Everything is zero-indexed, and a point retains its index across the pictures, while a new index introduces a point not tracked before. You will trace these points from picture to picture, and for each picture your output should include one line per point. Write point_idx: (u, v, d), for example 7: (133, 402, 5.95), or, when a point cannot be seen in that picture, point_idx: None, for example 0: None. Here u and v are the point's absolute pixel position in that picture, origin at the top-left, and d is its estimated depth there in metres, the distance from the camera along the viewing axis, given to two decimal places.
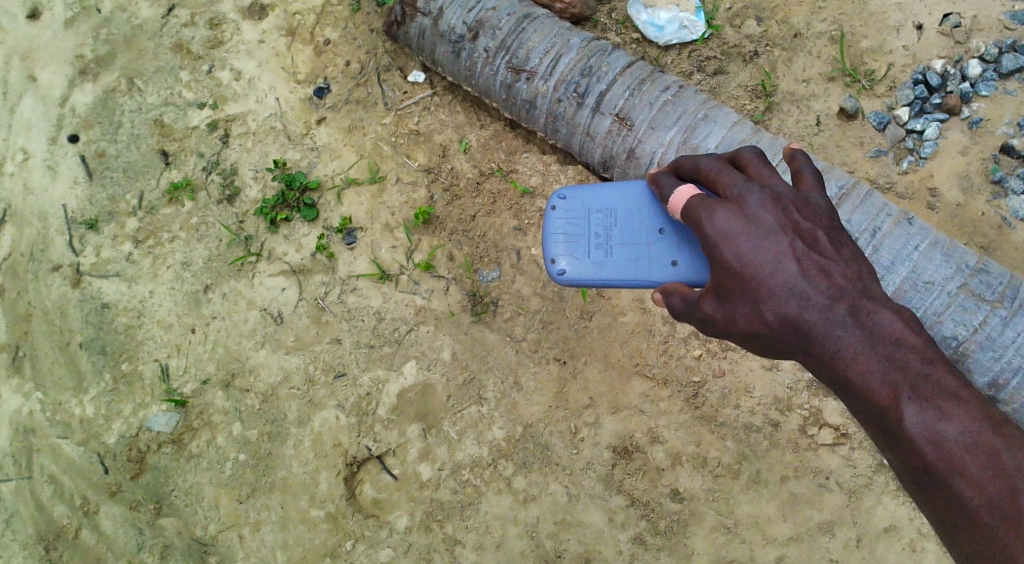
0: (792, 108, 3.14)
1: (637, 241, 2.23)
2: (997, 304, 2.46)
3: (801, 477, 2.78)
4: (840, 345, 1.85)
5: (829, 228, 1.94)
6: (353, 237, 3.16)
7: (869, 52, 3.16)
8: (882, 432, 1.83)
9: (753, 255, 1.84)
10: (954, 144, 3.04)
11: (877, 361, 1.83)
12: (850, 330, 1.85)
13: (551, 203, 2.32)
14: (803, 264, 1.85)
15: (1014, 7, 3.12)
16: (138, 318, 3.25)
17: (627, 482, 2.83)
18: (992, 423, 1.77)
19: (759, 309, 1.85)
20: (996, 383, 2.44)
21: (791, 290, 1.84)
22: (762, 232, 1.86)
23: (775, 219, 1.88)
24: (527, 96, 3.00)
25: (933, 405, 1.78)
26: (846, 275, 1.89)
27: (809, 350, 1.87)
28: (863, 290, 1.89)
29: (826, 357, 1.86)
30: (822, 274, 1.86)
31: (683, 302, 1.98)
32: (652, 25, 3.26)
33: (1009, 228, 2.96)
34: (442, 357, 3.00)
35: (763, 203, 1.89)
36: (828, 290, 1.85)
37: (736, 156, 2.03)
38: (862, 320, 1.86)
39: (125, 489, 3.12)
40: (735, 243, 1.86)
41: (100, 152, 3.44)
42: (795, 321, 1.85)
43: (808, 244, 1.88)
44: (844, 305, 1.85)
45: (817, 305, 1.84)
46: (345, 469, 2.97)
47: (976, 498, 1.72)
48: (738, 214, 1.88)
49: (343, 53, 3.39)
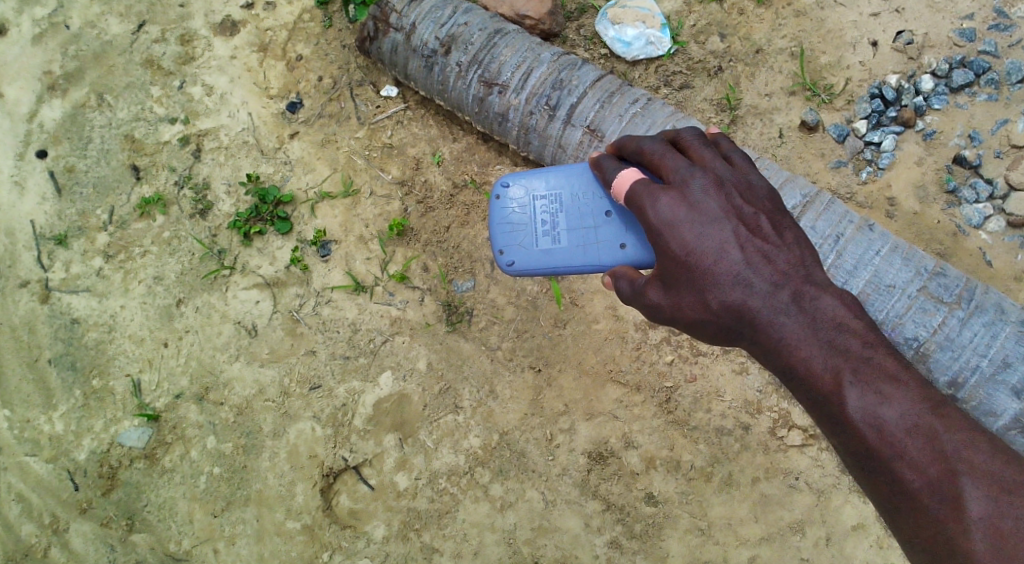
0: (756, 121, 3.25)
1: (584, 226, 2.27)
2: (954, 306, 2.56)
3: (771, 478, 2.85)
4: (782, 333, 1.91)
5: (771, 211, 2.01)
6: (328, 249, 3.18)
7: (828, 67, 3.28)
8: (826, 417, 1.89)
9: (697, 244, 1.91)
10: (910, 155, 3.16)
11: (820, 346, 1.90)
12: (793, 317, 1.91)
13: (496, 193, 2.34)
14: (746, 251, 1.92)
15: (962, 25, 3.26)
16: (109, 332, 3.23)
17: (603, 487, 2.87)
18: (933, 406, 1.82)
19: (703, 297, 1.92)
20: (955, 382, 2.53)
21: (735, 277, 1.91)
22: (705, 219, 1.93)
23: (717, 206, 1.94)
24: (500, 109, 3.06)
25: (875, 389, 1.83)
26: (789, 261, 1.95)
27: (754, 338, 1.95)
28: (816, 284, 1.95)
29: (772, 344, 1.93)
30: (765, 261, 1.93)
31: (631, 287, 2.05)
32: (619, 41, 3.36)
33: (963, 235, 3.08)
34: (418, 367, 3.02)
35: (705, 189, 1.96)
36: (772, 277, 1.92)
37: (678, 137, 2.09)
38: (805, 306, 1.93)
39: (95, 506, 3.08)
40: (678, 231, 1.92)
41: (69, 167, 3.42)
42: (740, 310, 1.92)
43: (751, 230, 1.95)
44: (786, 291, 1.92)
45: (760, 292, 1.91)
46: (322, 480, 2.97)
47: (917, 481, 1.77)
48: (681, 201, 1.94)
49: (316, 69, 3.43)
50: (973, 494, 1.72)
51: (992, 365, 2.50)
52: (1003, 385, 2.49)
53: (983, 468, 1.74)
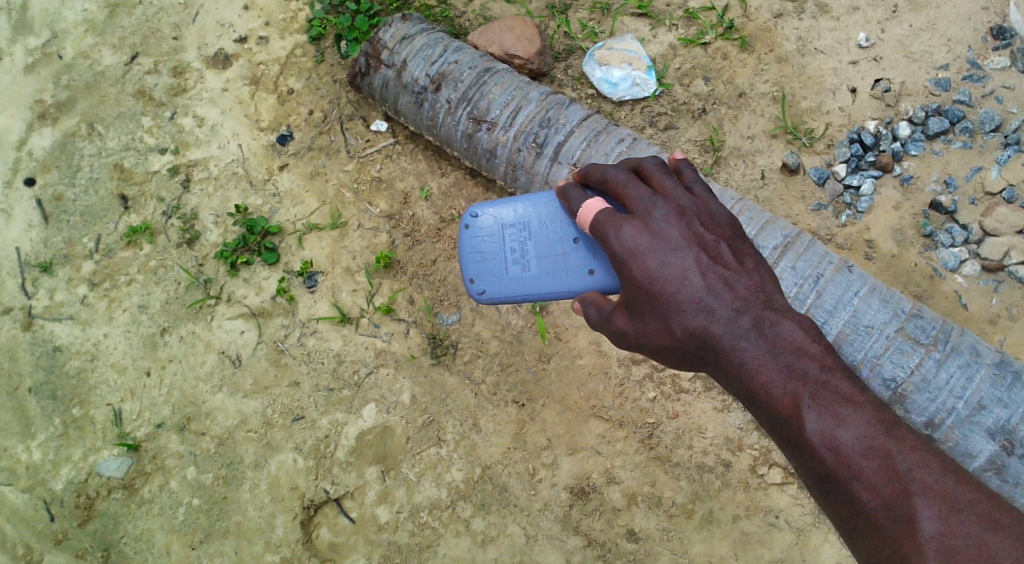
0: (738, 162, 3.32)
1: (552, 253, 2.28)
2: (931, 348, 2.60)
3: (752, 516, 2.83)
4: (744, 358, 1.94)
5: (732, 238, 2.04)
6: (314, 280, 3.19)
7: (808, 112, 3.37)
8: (786, 440, 1.91)
9: (660, 271, 1.95)
10: (888, 199, 3.24)
11: (778, 371, 1.92)
12: (753, 342, 1.95)
13: (466, 222, 2.36)
14: (708, 278, 1.96)
15: (938, 75, 3.36)
16: (91, 360, 3.21)
17: (584, 522, 2.87)
18: (887, 428, 1.85)
19: (667, 323, 1.96)
20: (931, 423, 2.57)
21: (697, 304, 1.94)
22: (667, 247, 1.96)
23: (679, 234, 1.98)
24: (488, 146, 3.11)
25: (832, 411, 1.86)
26: (749, 287, 1.98)
27: (717, 363, 1.97)
28: (776, 308, 1.99)
29: (734, 370, 1.96)
30: (726, 288, 1.96)
31: (598, 313, 2.09)
32: (606, 81, 3.44)
33: (939, 278, 3.15)
34: (402, 400, 3.02)
35: (667, 218, 2.00)
36: (732, 303, 1.96)
37: (641, 166, 2.13)
38: (764, 332, 1.96)
39: (71, 537, 3.03)
40: (640, 259, 1.95)
41: (57, 195, 3.44)
42: (703, 335, 1.95)
43: (712, 257, 1.98)
44: (747, 317, 1.95)
45: (722, 318, 1.95)
46: (302, 512, 2.95)
47: (872, 501, 1.79)
48: (644, 230, 1.98)
49: (307, 102, 3.48)
50: (926, 513, 1.74)
51: (967, 407, 2.54)
52: (978, 427, 2.52)
53: (935, 489, 1.76)
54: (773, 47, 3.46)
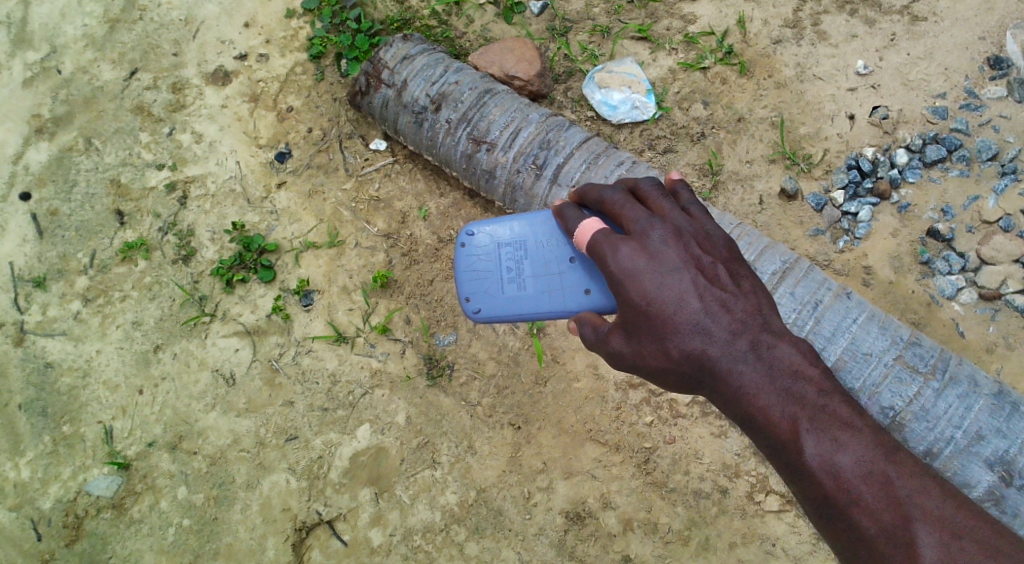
0: (737, 187, 3.33)
1: (548, 272, 2.26)
2: (929, 376, 2.60)
3: (749, 544, 2.78)
4: (741, 381, 1.92)
5: (728, 259, 2.02)
6: (310, 299, 3.18)
7: (807, 138, 3.38)
8: (784, 466, 1.89)
9: (657, 292, 1.92)
10: (885, 226, 3.25)
11: (777, 396, 1.90)
12: (751, 364, 1.92)
13: (461, 241, 2.33)
14: (705, 300, 1.93)
15: (935, 103, 3.38)
16: (83, 378, 3.18)
17: (579, 548, 2.82)
18: (886, 452, 1.83)
19: (664, 346, 1.94)
20: (931, 452, 2.56)
21: (694, 326, 1.92)
22: (665, 268, 1.94)
23: (677, 255, 1.96)
24: (487, 166, 3.11)
25: (831, 436, 1.84)
26: (746, 309, 1.96)
27: (714, 386, 1.95)
28: (773, 331, 1.96)
29: (731, 393, 1.93)
30: (724, 310, 1.94)
31: (594, 333, 2.07)
32: (605, 104, 3.45)
33: (936, 305, 3.15)
34: (396, 421, 2.99)
35: (664, 239, 1.98)
36: (729, 325, 1.93)
37: (638, 187, 2.12)
38: (762, 354, 1.93)
39: (58, 557, 2.99)
40: (638, 281, 1.93)
41: (53, 210, 3.42)
42: (700, 357, 1.93)
43: (710, 279, 1.96)
44: (744, 340, 1.93)
45: (719, 340, 1.92)
46: (294, 534, 2.91)
47: (872, 528, 1.77)
48: (641, 251, 1.96)
49: (306, 120, 3.48)
50: (927, 539, 1.72)
51: (966, 437, 2.53)
52: (977, 457, 2.52)
53: (935, 515, 1.75)
54: (771, 72, 3.48)
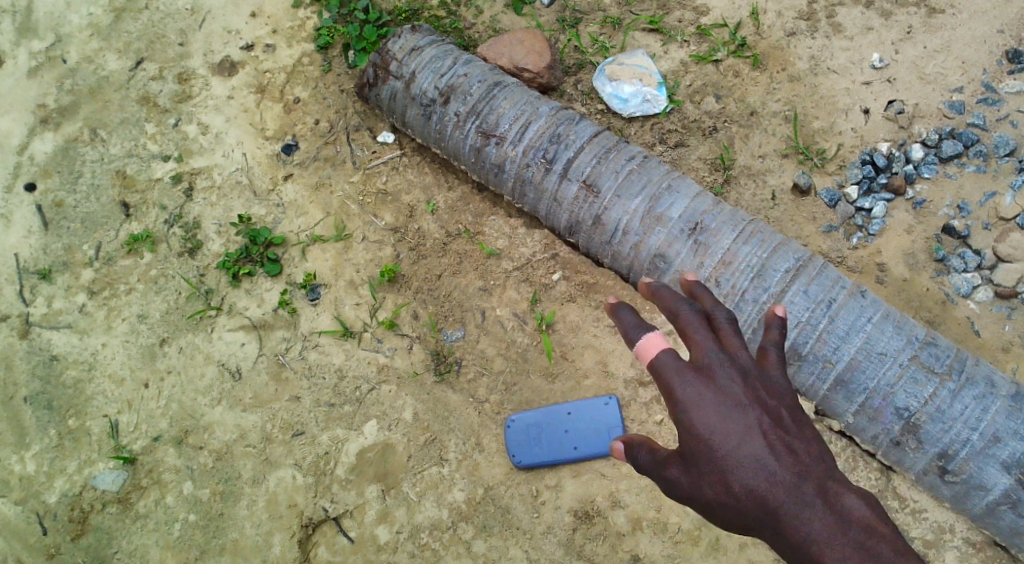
0: (749, 182, 3.28)
1: None
2: (946, 377, 2.57)
3: (759, 544, 2.71)
4: (811, 530, 1.66)
5: (799, 412, 1.80)
6: (316, 293, 3.15)
7: (821, 132, 3.33)
8: None
9: (721, 427, 1.73)
10: (899, 222, 3.20)
11: (851, 549, 1.63)
12: (818, 511, 1.67)
13: None
14: (770, 439, 1.72)
15: (952, 97, 3.33)
16: (89, 371, 3.16)
17: (588, 547, 2.75)
18: None
19: (724, 479, 1.72)
20: (945, 454, 2.55)
21: (756, 461, 1.70)
22: (731, 406, 1.75)
23: (744, 395, 1.76)
24: (496, 160, 3.08)
25: None
26: (812, 454, 1.73)
27: (777, 536, 1.69)
28: (841, 479, 1.72)
29: (796, 544, 1.67)
30: (789, 451, 1.72)
31: (650, 459, 1.86)
32: (616, 97, 3.40)
33: (951, 303, 3.09)
34: (403, 418, 2.95)
35: (733, 377, 1.78)
36: (794, 466, 1.70)
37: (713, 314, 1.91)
38: (832, 503, 1.68)
39: (63, 551, 2.96)
40: (700, 413, 1.75)
41: (58, 202, 3.40)
42: (762, 499, 1.69)
43: (778, 423, 1.75)
44: (811, 485, 1.69)
45: (783, 481, 1.69)
46: (300, 531, 2.86)
47: None
48: (708, 382, 1.78)
49: (313, 112, 3.45)
50: None
51: (983, 439, 2.51)
52: (994, 459, 2.50)
53: None
54: (785, 65, 3.42)
